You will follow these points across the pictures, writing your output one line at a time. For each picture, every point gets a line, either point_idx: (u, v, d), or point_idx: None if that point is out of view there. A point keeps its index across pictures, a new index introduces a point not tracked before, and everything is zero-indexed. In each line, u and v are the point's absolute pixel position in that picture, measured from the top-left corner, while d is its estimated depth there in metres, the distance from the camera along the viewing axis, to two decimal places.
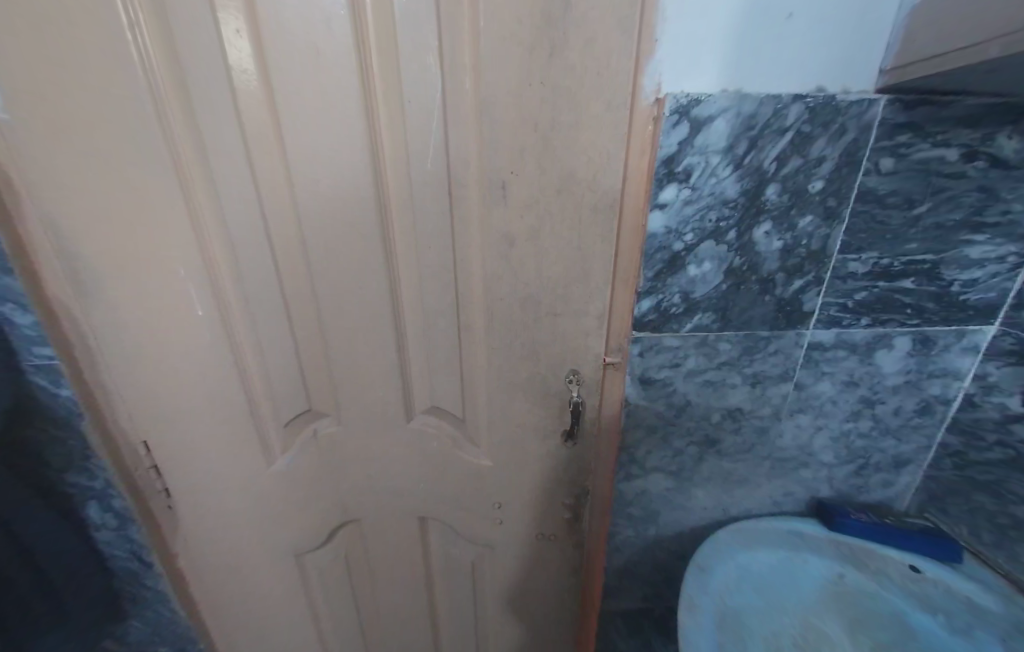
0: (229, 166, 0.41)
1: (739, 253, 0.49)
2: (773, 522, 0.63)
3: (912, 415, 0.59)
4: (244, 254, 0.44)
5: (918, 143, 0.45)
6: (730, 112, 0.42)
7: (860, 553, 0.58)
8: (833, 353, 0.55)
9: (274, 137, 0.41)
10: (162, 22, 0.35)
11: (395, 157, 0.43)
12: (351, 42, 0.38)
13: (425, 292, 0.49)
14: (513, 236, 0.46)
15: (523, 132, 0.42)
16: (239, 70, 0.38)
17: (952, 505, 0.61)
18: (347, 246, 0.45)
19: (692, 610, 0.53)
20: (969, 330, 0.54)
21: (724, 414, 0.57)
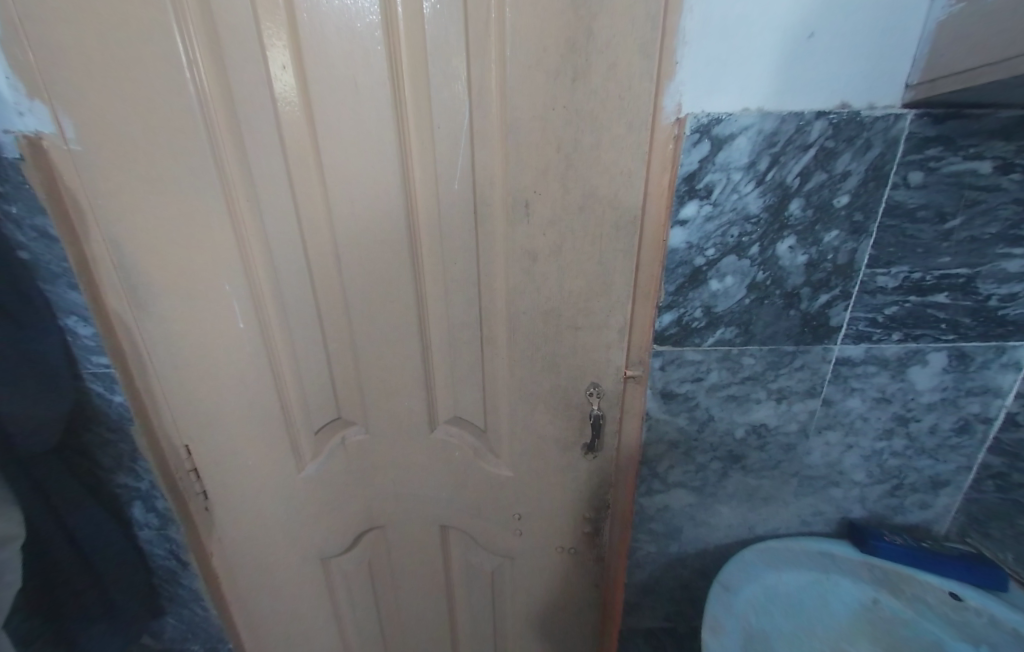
0: (271, 188, 0.44)
1: (763, 267, 0.49)
2: (801, 542, 0.61)
3: (950, 433, 0.56)
4: (283, 270, 0.47)
5: (948, 156, 0.45)
6: (752, 130, 0.43)
7: (896, 576, 0.56)
8: (863, 368, 0.54)
9: (313, 162, 0.43)
10: (217, 61, 0.39)
11: (425, 177, 0.45)
12: (387, 72, 0.41)
13: (451, 306, 0.51)
14: (536, 251, 0.47)
15: (547, 153, 0.43)
16: (284, 100, 0.41)
17: (996, 530, 0.58)
18: (377, 262, 0.48)
19: (716, 631, 0.52)
20: (1010, 347, 0.52)
21: (748, 430, 0.56)
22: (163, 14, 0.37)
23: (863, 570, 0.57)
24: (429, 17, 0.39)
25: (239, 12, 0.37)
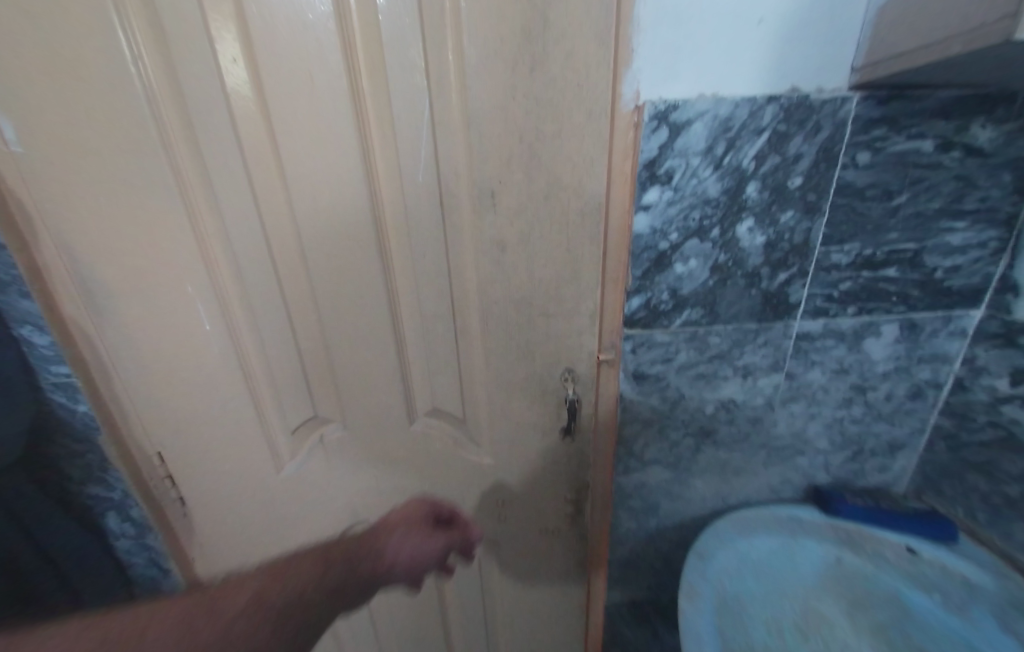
0: (231, 187, 0.43)
1: (724, 249, 0.50)
2: (771, 509, 0.64)
3: (904, 399, 0.60)
4: (249, 268, 0.46)
5: (894, 136, 0.47)
6: (708, 115, 0.44)
7: (857, 535, 0.59)
8: (822, 342, 0.56)
9: (273, 158, 0.43)
10: (164, 55, 0.38)
11: (388, 170, 0.45)
12: (343, 66, 0.40)
13: (423, 299, 0.51)
14: (504, 241, 0.48)
15: (510, 143, 0.44)
16: (237, 95, 0.40)
17: (948, 487, 0.61)
18: (344, 256, 0.47)
19: (692, 598, 0.54)
20: (956, 315, 0.56)
21: (718, 406, 0.59)
22: (104, 8, 0.36)
23: (828, 531, 0.60)
24: (383, 8, 0.39)
25: (184, 6, 0.37)
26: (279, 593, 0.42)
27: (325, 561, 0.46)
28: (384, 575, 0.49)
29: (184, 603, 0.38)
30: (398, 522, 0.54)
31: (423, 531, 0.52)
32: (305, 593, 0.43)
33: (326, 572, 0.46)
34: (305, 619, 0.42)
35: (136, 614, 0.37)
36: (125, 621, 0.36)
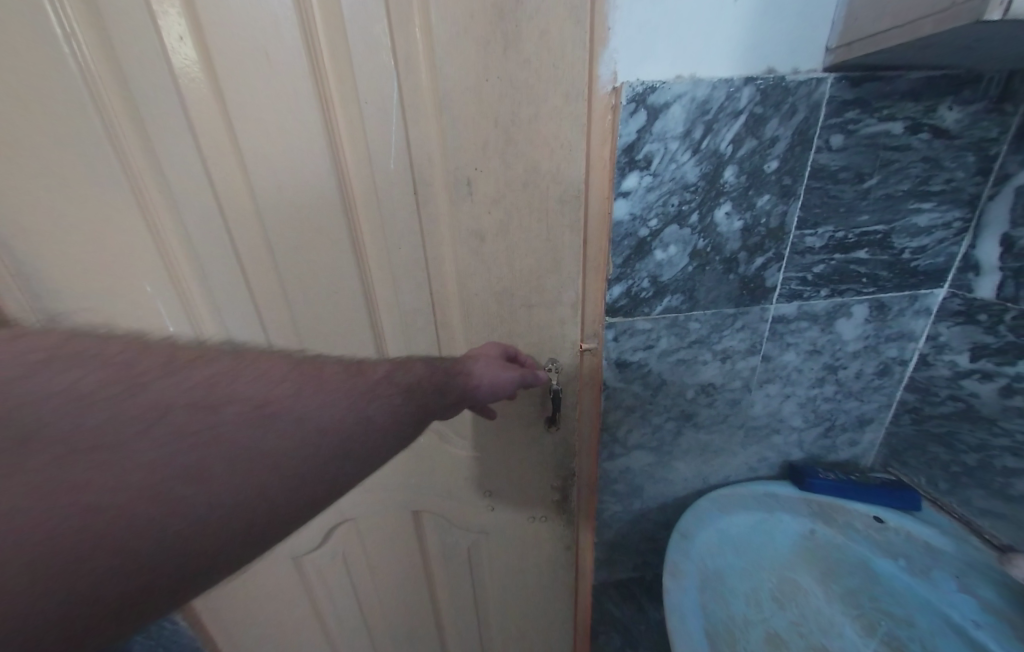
0: (186, 178, 0.40)
1: (703, 235, 0.50)
2: (749, 486, 0.67)
3: (873, 376, 0.62)
4: (211, 266, 0.44)
5: (866, 118, 0.47)
6: (685, 97, 0.43)
7: (829, 508, 0.62)
8: (797, 324, 0.57)
9: (230, 146, 0.40)
10: (101, 34, 0.35)
11: (357, 158, 0.43)
12: (302, 44, 0.38)
13: (400, 293, 0.49)
14: (482, 231, 0.47)
15: (484, 128, 0.43)
16: (186, 78, 0.37)
17: (913, 458, 0.64)
18: (313, 250, 0.45)
19: (675, 575, 0.56)
20: (922, 294, 0.58)
21: (698, 390, 0.60)
22: None
23: (802, 505, 0.64)
24: None
25: None
26: (377, 374, 0.36)
27: (425, 365, 0.42)
28: (471, 395, 0.45)
29: (275, 366, 0.33)
30: (477, 354, 0.49)
31: (502, 365, 0.48)
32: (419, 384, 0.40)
33: (428, 376, 0.41)
34: (416, 401, 0.39)
35: (213, 362, 0.31)
36: (200, 372, 0.30)
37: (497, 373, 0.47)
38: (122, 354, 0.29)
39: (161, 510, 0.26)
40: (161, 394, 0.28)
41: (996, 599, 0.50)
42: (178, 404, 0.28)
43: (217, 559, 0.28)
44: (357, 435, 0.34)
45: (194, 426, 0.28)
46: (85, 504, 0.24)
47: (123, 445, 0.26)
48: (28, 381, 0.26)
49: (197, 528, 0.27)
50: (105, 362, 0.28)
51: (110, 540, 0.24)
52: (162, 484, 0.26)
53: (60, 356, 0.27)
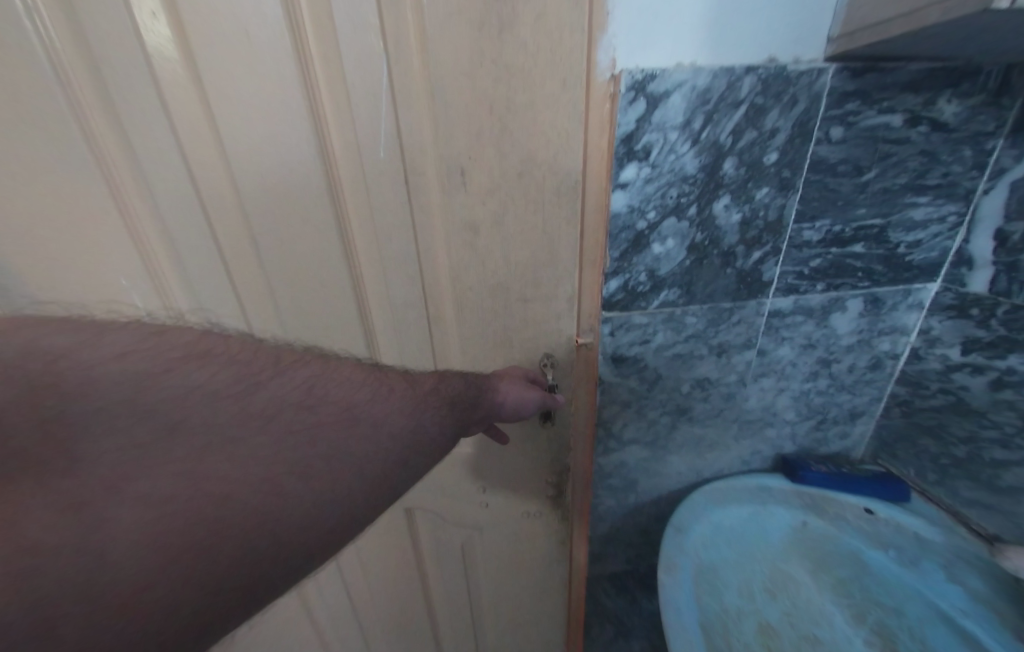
0: (164, 166, 0.39)
1: (701, 228, 0.49)
2: (742, 479, 0.67)
3: (865, 370, 0.63)
4: (195, 256, 0.43)
5: (866, 110, 0.47)
6: (686, 86, 0.42)
7: (821, 500, 0.63)
8: (792, 318, 0.57)
9: (209, 132, 0.38)
10: (68, 12, 0.33)
11: (345, 146, 0.41)
12: (284, 22, 0.36)
13: (391, 286, 0.48)
14: (476, 223, 0.46)
15: (479, 115, 0.41)
16: (162, 59, 0.35)
17: (902, 450, 0.65)
18: (299, 241, 0.44)
19: (670, 570, 0.56)
20: (915, 288, 0.58)
21: (693, 384, 0.59)
22: None
23: (794, 497, 0.64)
24: None
25: None
26: (430, 386, 0.40)
27: (462, 380, 0.45)
28: (495, 412, 0.46)
29: (352, 373, 0.37)
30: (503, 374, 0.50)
31: (526, 384, 0.49)
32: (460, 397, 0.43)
33: (465, 389, 0.44)
34: (457, 414, 0.42)
35: (306, 366, 0.35)
36: (300, 377, 0.34)
37: (521, 391, 0.48)
38: (240, 355, 0.32)
39: (277, 500, 0.29)
40: (272, 394, 0.32)
41: (983, 587, 0.51)
42: (288, 404, 0.32)
43: (313, 552, 0.31)
44: (411, 447, 0.37)
45: (299, 423, 0.32)
46: (223, 490, 0.28)
47: (249, 439, 0.30)
48: (175, 375, 0.29)
49: (301, 520, 0.30)
50: (230, 363, 0.31)
51: (240, 526, 0.28)
52: (277, 476, 0.30)
53: (195, 355, 0.31)
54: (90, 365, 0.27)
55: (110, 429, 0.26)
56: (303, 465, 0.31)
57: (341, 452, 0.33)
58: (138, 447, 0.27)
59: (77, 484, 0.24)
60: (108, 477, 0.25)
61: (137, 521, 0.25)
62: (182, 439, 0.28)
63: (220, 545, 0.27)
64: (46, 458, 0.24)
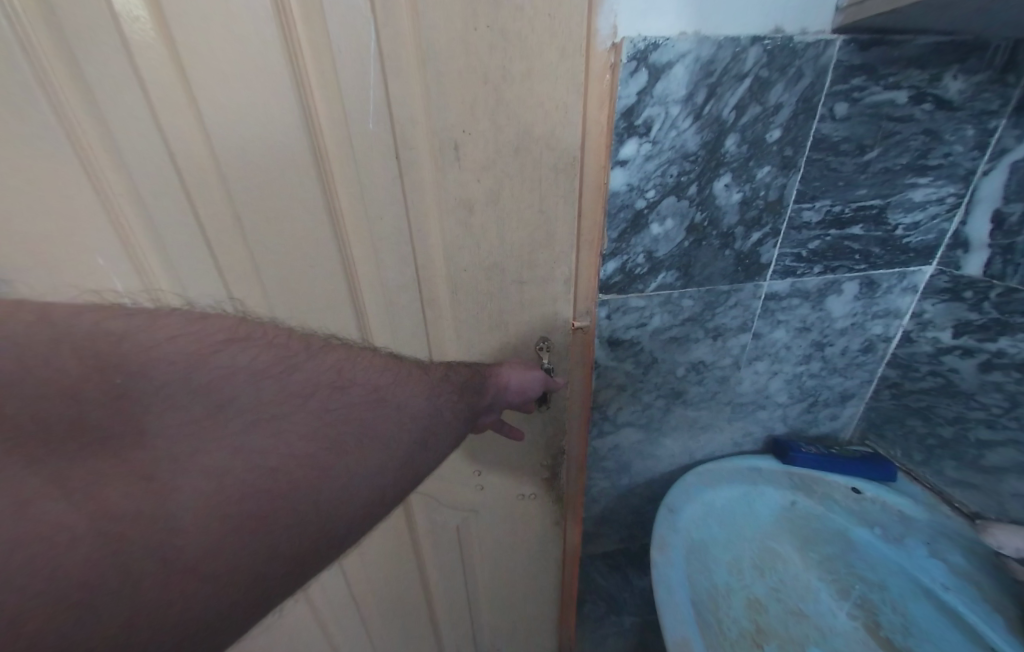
0: (134, 135, 0.36)
1: (700, 208, 0.48)
2: (735, 461, 0.67)
3: (857, 353, 0.63)
4: (169, 234, 0.40)
5: (871, 86, 0.45)
6: (689, 57, 0.40)
7: (809, 480, 0.64)
8: (789, 301, 0.57)
9: (184, 99, 0.35)
10: None
11: (331, 117, 0.38)
12: None
13: (383, 267, 0.46)
14: (470, 202, 0.44)
15: (473, 85, 0.39)
16: (129, 17, 0.32)
17: (890, 431, 0.66)
18: (286, 218, 0.42)
19: (663, 549, 0.56)
20: (910, 271, 0.58)
21: (689, 367, 0.59)
22: None
23: (784, 478, 0.65)
24: None
25: None
26: (441, 373, 0.39)
27: (471, 368, 0.44)
28: (501, 396, 0.46)
29: (376, 357, 0.35)
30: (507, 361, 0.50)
31: (533, 365, 0.49)
32: (473, 383, 0.42)
33: (472, 375, 0.43)
34: (471, 399, 0.41)
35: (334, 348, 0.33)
36: (330, 358, 0.32)
37: (528, 372, 0.47)
38: (276, 339, 0.30)
39: (317, 482, 0.27)
40: (308, 375, 0.30)
41: (964, 562, 0.53)
42: (323, 385, 0.30)
43: (349, 536, 0.29)
44: (437, 432, 0.36)
45: (335, 406, 0.30)
46: (268, 469, 0.26)
47: (289, 419, 0.28)
48: (222, 355, 0.27)
49: (338, 502, 0.28)
50: (270, 345, 0.29)
51: (284, 508, 0.26)
52: (320, 457, 0.28)
53: (237, 338, 0.28)
54: (148, 345, 0.24)
55: (163, 408, 0.24)
56: (340, 446, 0.29)
57: (376, 433, 0.32)
58: (195, 426, 0.24)
59: (136, 461, 0.22)
60: (159, 455, 0.23)
61: (192, 504, 0.23)
62: (233, 418, 0.26)
63: (264, 527, 0.25)
64: (111, 434, 0.22)
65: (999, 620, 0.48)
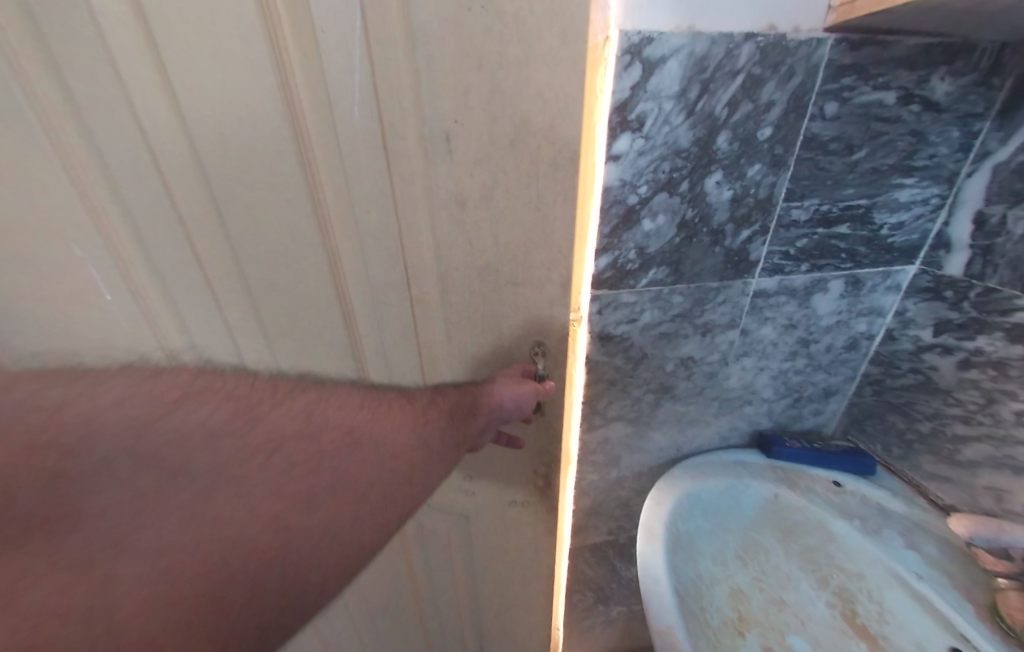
0: (117, 121, 0.35)
1: (692, 204, 0.48)
2: (720, 454, 0.70)
3: (841, 350, 0.65)
4: (152, 223, 0.40)
5: (861, 85, 0.46)
6: (683, 52, 0.40)
7: (793, 475, 0.66)
8: (776, 298, 0.58)
9: (165, 86, 0.35)
10: None
11: (314, 101, 0.38)
12: None
13: (372, 258, 0.47)
14: (462, 196, 0.44)
15: (468, 71, 0.38)
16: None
17: (871, 426, 0.68)
18: (273, 205, 0.42)
19: (650, 540, 0.57)
20: (894, 270, 0.59)
21: (678, 363, 0.60)
22: None
23: (768, 471, 0.66)
24: None
25: None
26: (426, 400, 0.47)
27: (460, 392, 0.50)
28: (495, 412, 0.50)
29: (351, 396, 0.42)
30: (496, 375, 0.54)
31: (520, 378, 0.53)
32: (457, 409, 0.49)
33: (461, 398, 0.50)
34: (455, 425, 0.48)
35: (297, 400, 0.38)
36: (298, 408, 0.38)
37: (517, 385, 0.52)
38: (237, 391, 0.36)
39: (284, 535, 0.32)
40: (271, 427, 0.35)
41: (937, 553, 0.55)
42: (284, 437, 0.35)
43: (324, 584, 0.34)
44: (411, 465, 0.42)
45: (296, 458, 0.35)
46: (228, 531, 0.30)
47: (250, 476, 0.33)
48: (173, 416, 0.32)
49: (292, 558, 0.32)
50: (230, 399, 0.35)
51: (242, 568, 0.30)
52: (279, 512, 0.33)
53: (194, 393, 0.34)
54: (99, 412, 0.30)
55: (118, 479, 0.29)
56: (310, 496, 0.34)
57: (337, 480, 0.37)
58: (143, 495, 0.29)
59: (84, 539, 0.26)
60: (120, 534, 0.27)
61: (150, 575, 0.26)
62: (185, 484, 0.30)
63: (219, 591, 0.28)
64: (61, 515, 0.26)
65: (971, 608, 0.49)
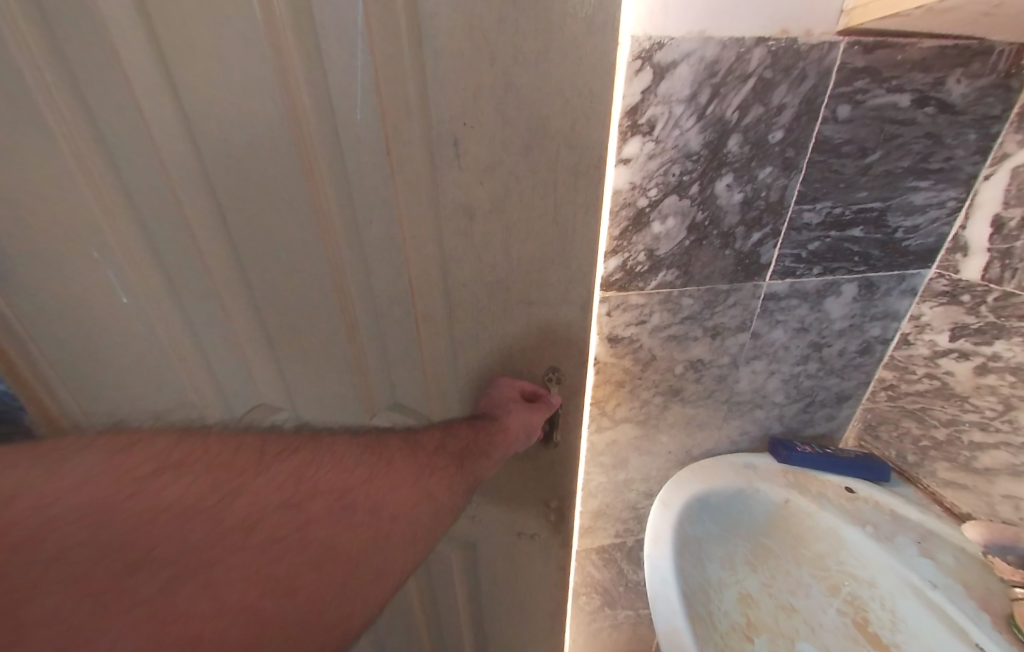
0: (149, 127, 0.38)
1: (702, 207, 0.49)
2: (730, 457, 0.69)
3: (855, 354, 0.64)
4: (177, 222, 0.43)
5: (874, 88, 0.46)
6: (694, 56, 0.41)
7: (803, 479, 0.65)
8: (787, 301, 0.57)
9: (193, 96, 0.37)
10: None
11: (331, 107, 0.40)
12: None
13: (387, 261, 0.47)
14: (475, 203, 0.44)
15: (479, 72, 0.38)
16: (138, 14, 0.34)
17: (885, 431, 0.67)
18: (292, 207, 0.44)
19: (658, 542, 0.57)
20: (909, 274, 0.58)
21: (687, 365, 0.60)
22: None
23: (779, 476, 0.66)
24: None
25: None
26: (435, 446, 0.45)
27: (469, 426, 0.49)
28: (509, 447, 0.49)
29: (352, 449, 0.39)
30: (505, 400, 0.52)
31: (532, 406, 0.52)
32: (466, 450, 0.47)
33: (472, 437, 0.48)
34: (466, 469, 0.46)
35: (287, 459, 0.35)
36: (286, 471, 0.34)
37: (530, 415, 0.51)
38: (219, 458, 0.32)
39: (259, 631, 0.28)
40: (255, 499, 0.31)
41: (952, 560, 0.54)
42: (270, 508, 0.31)
43: None
44: (416, 522, 0.40)
45: (284, 532, 0.31)
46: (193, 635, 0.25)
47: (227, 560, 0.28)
48: (145, 494, 0.28)
49: None
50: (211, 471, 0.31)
51: None
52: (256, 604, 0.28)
53: (171, 465, 0.29)
54: (64, 487, 0.25)
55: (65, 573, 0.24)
56: (291, 583, 0.30)
57: (333, 551, 0.34)
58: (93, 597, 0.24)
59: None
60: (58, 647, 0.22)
61: None
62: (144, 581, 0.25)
63: None
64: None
65: (986, 617, 0.48)
